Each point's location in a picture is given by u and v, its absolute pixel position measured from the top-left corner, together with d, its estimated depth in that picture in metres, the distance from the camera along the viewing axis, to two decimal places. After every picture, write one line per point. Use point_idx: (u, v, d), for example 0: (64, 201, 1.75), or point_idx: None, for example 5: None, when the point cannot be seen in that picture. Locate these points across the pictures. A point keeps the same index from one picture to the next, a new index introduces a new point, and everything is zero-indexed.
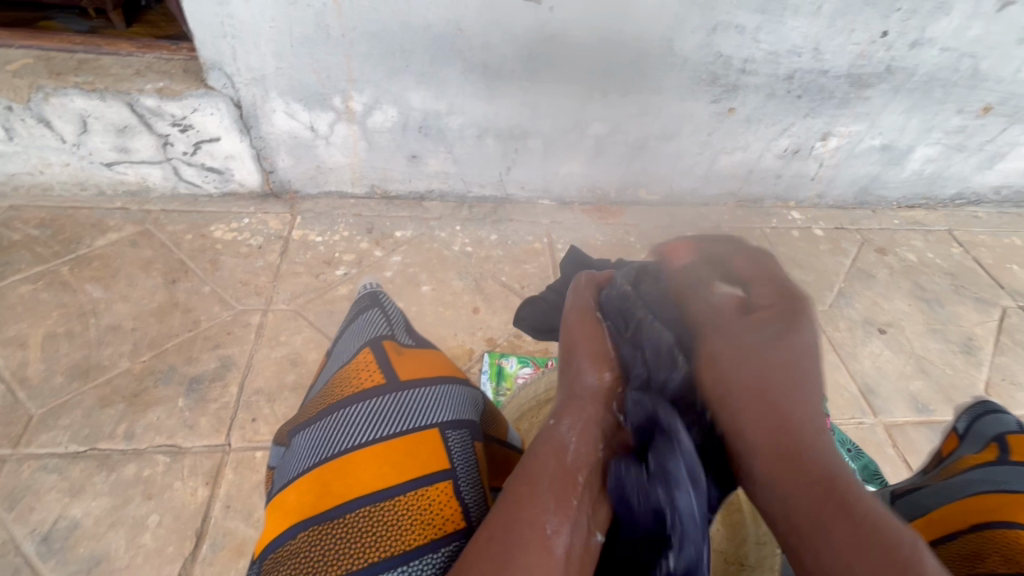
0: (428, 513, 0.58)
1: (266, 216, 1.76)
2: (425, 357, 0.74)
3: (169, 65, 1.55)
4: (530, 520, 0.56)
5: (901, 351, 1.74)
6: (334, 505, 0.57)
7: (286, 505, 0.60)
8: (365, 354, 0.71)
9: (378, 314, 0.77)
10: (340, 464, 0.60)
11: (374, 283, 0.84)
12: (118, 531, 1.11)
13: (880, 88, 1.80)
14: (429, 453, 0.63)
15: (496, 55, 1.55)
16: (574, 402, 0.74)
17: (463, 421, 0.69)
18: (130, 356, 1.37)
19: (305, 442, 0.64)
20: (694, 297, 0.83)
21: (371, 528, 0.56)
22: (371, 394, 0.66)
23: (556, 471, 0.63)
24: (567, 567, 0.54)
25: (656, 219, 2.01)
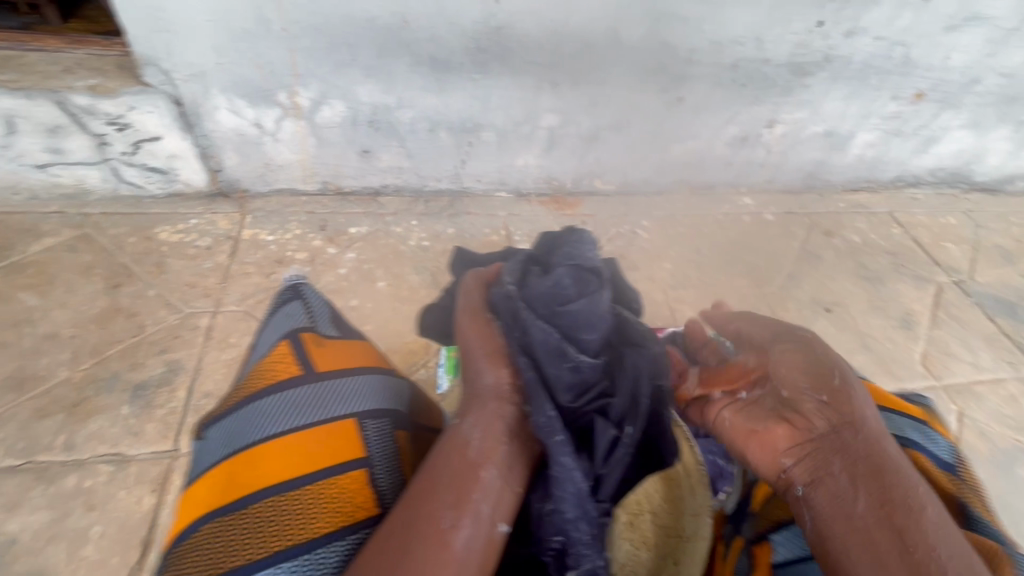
0: (340, 496, 0.65)
1: (214, 216, 1.71)
2: (345, 350, 0.82)
3: (101, 62, 1.49)
4: (427, 516, 0.61)
5: (845, 329, 1.82)
6: (249, 493, 0.64)
7: (207, 493, 0.67)
8: (284, 347, 0.78)
9: (298, 305, 0.85)
10: (255, 455, 0.67)
11: (298, 277, 0.91)
12: (58, 545, 1.07)
13: (820, 76, 1.86)
14: (344, 444, 0.69)
15: (444, 48, 1.54)
16: (476, 400, 0.75)
17: (379, 411, 0.76)
18: (69, 365, 1.32)
19: (225, 434, 0.71)
20: (578, 289, 0.75)
21: (280, 516, 0.62)
22: (289, 387, 0.73)
23: (461, 465, 0.67)
24: (461, 557, 0.59)
25: (613, 208, 2.04)
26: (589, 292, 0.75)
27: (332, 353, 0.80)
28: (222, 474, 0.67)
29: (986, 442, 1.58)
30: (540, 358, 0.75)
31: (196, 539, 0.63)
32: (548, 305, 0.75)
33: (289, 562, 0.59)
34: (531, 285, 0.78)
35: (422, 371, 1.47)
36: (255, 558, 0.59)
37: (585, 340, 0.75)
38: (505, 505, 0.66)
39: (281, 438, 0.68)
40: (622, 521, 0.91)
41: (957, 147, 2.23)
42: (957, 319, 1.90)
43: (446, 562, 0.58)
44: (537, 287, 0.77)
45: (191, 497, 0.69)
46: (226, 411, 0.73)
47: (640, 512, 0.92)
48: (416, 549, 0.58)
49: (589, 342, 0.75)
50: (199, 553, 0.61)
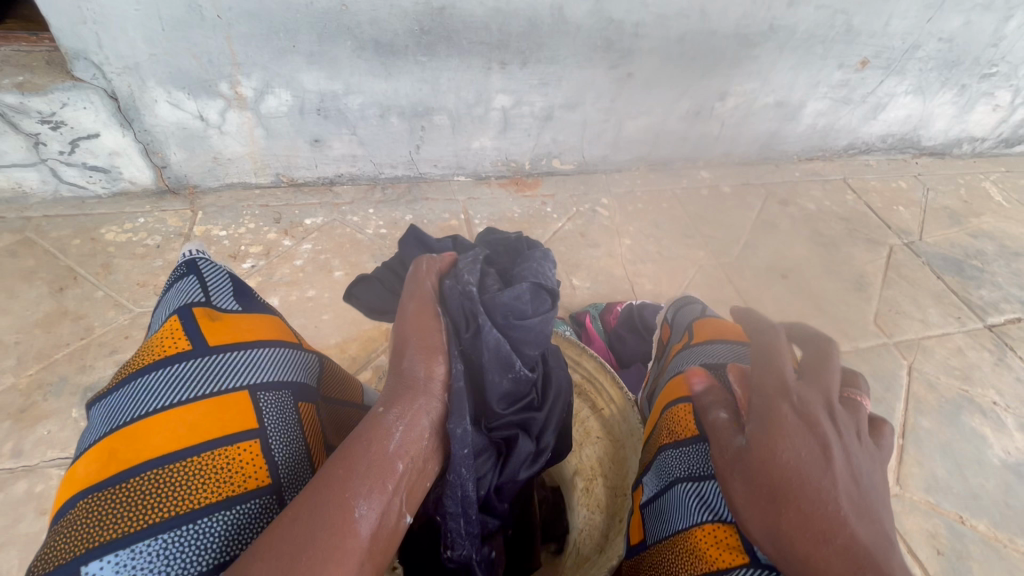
0: (224, 471, 0.61)
1: (163, 214, 1.67)
2: (244, 324, 0.79)
3: (30, 58, 1.44)
4: (338, 502, 0.53)
5: (801, 293, 1.86)
6: (118, 472, 0.58)
7: (78, 477, 0.61)
8: (174, 322, 0.74)
9: (193, 280, 0.80)
10: (131, 432, 0.61)
11: (198, 250, 0.86)
12: (9, 551, 1.05)
13: (767, 47, 1.88)
14: (235, 414, 0.66)
15: (387, 31, 1.52)
16: (404, 391, 0.67)
17: (278, 384, 0.74)
18: (14, 371, 1.28)
19: (105, 414, 0.66)
20: (536, 313, 0.82)
21: (158, 489, 0.57)
22: (175, 361, 0.69)
23: (380, 451, 0.59)
24: (370, 549, 0.53)
25: (572, 188, 2.05)
26: (543, 311, 0.83)
27: (228, 327, 0.76)
28: (98, 451, 0.62)
29: (935, 394, 1.64)
30: (485, 365, 0.78)
31: (66, 520, 0.58)
32: (506, 316, 0.79)
33: (167, 534, 0.54)
34: (491, 293, 0.81)
35: (383, 357, 1.47)
36: (126, 534, 0.54)
37: (528, 354, 0.83)
38: (415, 499, 0.62)
39: (165, 411, 0.63)
40: (580, 489, 0.94)
41: (904, 112, 2.29)
42: (908, 278, 1.96)
43: (347, 556, 0.51)
44: (500, 296, 0.79)
45: (65, 478, 0.63)
46: (108, 389, 0.69)
47: (594, 477, 0.94)
48: (317, 538, 0.50)
49: (530, 355, 0.83)
50: (67, 533, 0.56)
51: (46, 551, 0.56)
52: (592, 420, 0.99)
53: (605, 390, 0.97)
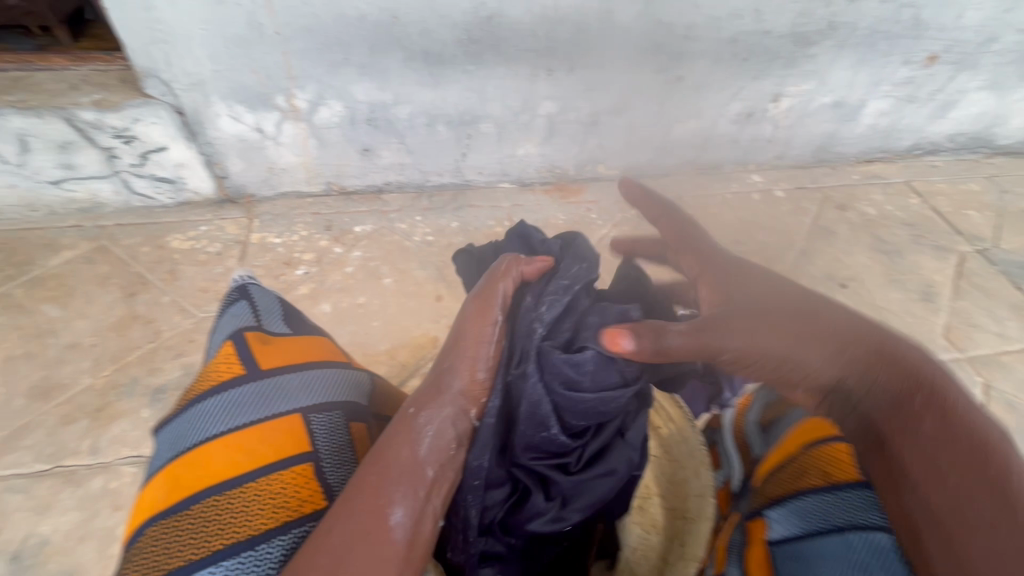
0: (280, 495, 0.63)
1: (223, 222, 1.75)
2: (294, 346, 0.81)
3: (106, 77, 1.53)
4: (373, 509, 0.57)
5: (862, 304, 1.76)
6: (183, 498, 0.62)
7: (148, 502, 0.65)
8: (228, 348, 0.77)
9: (245, 305, 0.84)
10: (193, 459, 0.65)
11: (247, 274, 0.91)
12: (88, 544, 1.12)
13: (826, 45, 1.80)
14: (287, 439, 0.68)
15: (436, 42, 1.53)
16: (434, 395, 0.73)
17: (328, 405, 0.75)
18: (91, 372, 1.37)
19: (168, 439, 0.70)
20: (586, 380, 0.79)
21: (219, 514, 0.60)
22: (230, 386, 0.72)
23: (409, 457, 0.64)
24: (405, 554, 0.56)
25: (618, 193, 2.02)
26: (603, 387, 0.79)
27: (278, 350, 0.79)
28: (164, 477, 0.65)
29: (1015, 414, 1.52)
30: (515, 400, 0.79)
31: (139, 545, 0.61)
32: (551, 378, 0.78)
33: (228, 561, 0.56)
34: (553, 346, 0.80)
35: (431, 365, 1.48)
36: (191, 561, 0.57)
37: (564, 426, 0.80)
38: (444, 504, 0.66)
39: (222, 437, 0.66)
40: (632, 506, 0.92)
41: (976, 110, 2.14)
42: (981, 288, 1.83)
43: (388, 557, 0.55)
44: (555, 356, 0.78)
45: (136, 504, 0.67)
46: (170, 416, 0.72)
47: (649, 495, 0.92)
48: (359, 541, 0.54)
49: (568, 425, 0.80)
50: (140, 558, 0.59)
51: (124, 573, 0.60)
52: (649, 438, 0.97)
53: (663, 408, 0.96)
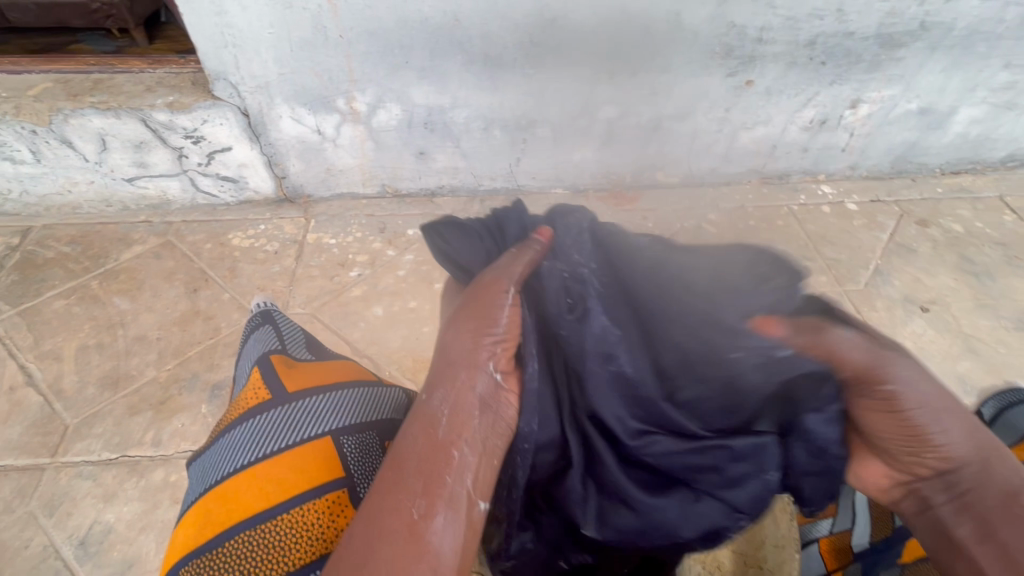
0: (315, 527, 0.63)
1: (281, 221, 1.79)
2: (319, 367, 0.81)
3: (178, 79, 1.58)
4: (391, 509, 0.52)
5: (946, 330, 1.61)
6: (216, 534, 0.63)
7: (183, 536, 0.66)
8: (256, 373, 0.78)
9: (269, 331, 0.86)
10: (224, 493, 0.66)
11: (265, 300, 0.94)
12: (148, 535, 1.15)
13: (915, 47, 1.66)
14: (318, 465, 0.68)
15: (497, 45, 1.50)
16: (448, 368, 0.62)
17: (360, 425, 0.73)
18: (156, 365, 1.42)
19: (200, 471, 0.71)
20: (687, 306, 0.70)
21: (256, 549, 0.62)
22: (258, 412, 0.72)
23: (429, 444, 0.56)
24: (439, 551, 0.50)
25: (676, 202, 1.94)
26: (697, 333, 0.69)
27: (303, 372, 0.78)
28: (198, 511, 0.67)
29: None
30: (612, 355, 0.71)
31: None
32: (674, 283, 0.71)
33: None
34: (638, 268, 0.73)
35: None
36: None
37: (748, 339, 0.66)
38: (485, 480, 0.57)
39: (251, 468, 0.67)
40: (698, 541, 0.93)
41: None
42: None
43: (418, 562, 0.49)
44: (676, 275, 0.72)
45: (172, 540, 0.68)
46: (202, 447, 0.73)
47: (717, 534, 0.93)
48: (383, 548, 0.49)
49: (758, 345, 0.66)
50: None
51: None
52: None
53: None
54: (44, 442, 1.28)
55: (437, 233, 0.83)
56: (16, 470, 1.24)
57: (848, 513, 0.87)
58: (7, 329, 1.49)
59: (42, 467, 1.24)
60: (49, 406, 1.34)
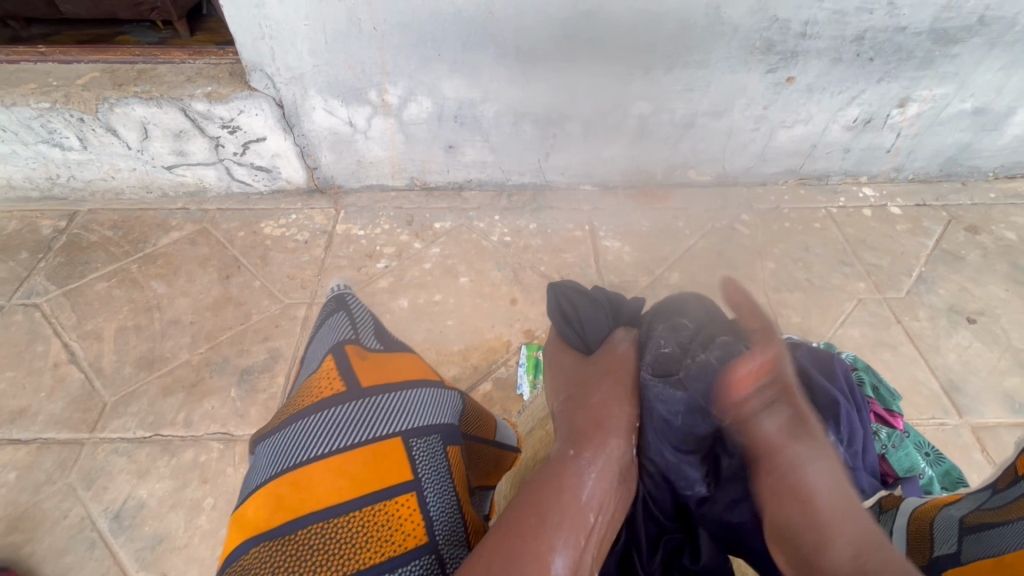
0: (386, 527, 0.61)
1: (311, 211, 1.82)
2: (390, 363, 0.80)
3: (217, 70, 1.61)
4: (539, 547, 0.57)
5: (994, 343, 1.53)
6: (286, 521, 0.60)
7: (245, 517, 0.63)
8: (330, 362, 0.77)
9: (343, 317, 0.84)
10: (296, 478, 0.63)
11: (343, 285, 0.92)
12: (178, 512, 1.19)
13: (972, 43, 1.56)
14: (392, 465, 0.66)
15: (530, 38, 1.48)
16: (589, 438, 0.72)
17: (427, 428, 0.73)
18: (189, 348, 1.46)
19: (267, 453, 0.69)
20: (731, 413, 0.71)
21: (327, 544, 0.58)
22: (333, 402, 0.71)
23: (572, 499, 0.63)
24: None
25: (708, 201, 1.89)
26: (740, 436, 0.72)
27: (375, 366, 0.78)
28: (265, 494, 0.63)
29: None
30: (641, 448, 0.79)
31: (239, 565, 0.59)
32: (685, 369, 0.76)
33: None
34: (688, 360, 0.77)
35: (503, 369, 1.46)
36: None
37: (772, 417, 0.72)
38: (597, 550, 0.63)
39: (326, 458, 0.65)
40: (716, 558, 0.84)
41: None
42: None
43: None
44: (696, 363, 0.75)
45: (232, 519, 0.65)
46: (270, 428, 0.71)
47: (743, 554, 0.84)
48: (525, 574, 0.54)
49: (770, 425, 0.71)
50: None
51: None
52: None
53: None
54: (84, 419, 1.33)
55: (558, 295, 0.93)
56: (57, 443, 1.29)
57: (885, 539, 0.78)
58: (52, 308, 1.56)
59: (81, 441, 1.30)
60: (89, 383, 1.40)
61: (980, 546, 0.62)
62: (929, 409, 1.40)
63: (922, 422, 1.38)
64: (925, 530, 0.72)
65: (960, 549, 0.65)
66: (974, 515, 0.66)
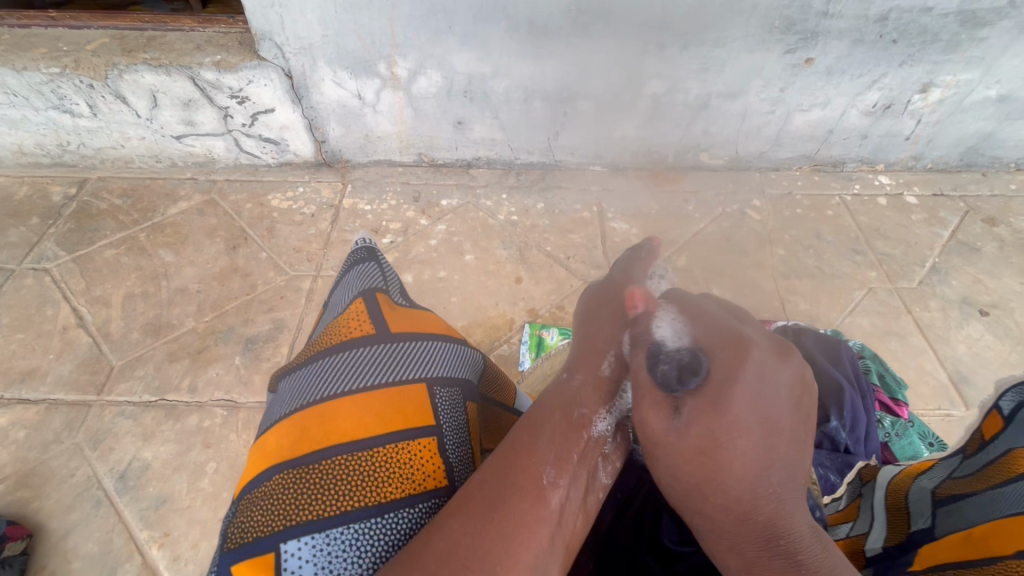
0: (407, 466, 0.61)
1: (319, 185, 1.81)
2: (416, 315, 0.80)
3: (226, 39, 1.59)
4: (527, 467, 0.50)
5: (1006, 336, 1.50)
6: (309, 451, 0.59)
7: (266, 447, 0.63)
8: (359, 305, 0.76)
9: (373, 266, 0.83)
10: (321, 410, 0.63)
11: (370, 236, 0.90)
12: (181, 475, 1.21)
13: (1002, 26, 1.51)
14: (415, 408, 0.66)
15: (544, 12, 1.45)
16: (594, 354, 0.63)
17: (449, 380, 0.73)
18: (195, 316, 1.47)
19: (292, 389, 0.69)
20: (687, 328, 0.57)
21: (349, 475, 0.58)
22: (361, 344, 0.71)
23: (567, 417, 0.55)
24: (559, 524, 0.48)
25: (718, 185, 1.86)
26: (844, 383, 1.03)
27: (403, 316, 0.77)
28: (290, 424, 0.63)
29: None
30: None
31: (260, 491, 0.59)
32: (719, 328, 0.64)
33: (359, 525, 0.56)
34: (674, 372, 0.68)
35: (505, 347, 1.46)
36: (320, 518, 0.55)
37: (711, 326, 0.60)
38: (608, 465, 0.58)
39: (353, 394, 0.65)
40: None
41: None
42: None
43: (541, 525, 0.46)
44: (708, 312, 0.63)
45: (253, 448, 0.65)
46: (297, 364, 0.71)
47: None
48: (514, 505, 0.46)
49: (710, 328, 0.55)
50: (261, 505, 0.57)
51: (240, 516, 0.58)
52: None
53: None
54: (91, 381, 1.36)
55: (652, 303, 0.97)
56: (65, 404, 1.32)
57: (869, 516, 0.74)
58: (61, 273, 1.57)
59: (89, 403, 1.32)
60: (96, 347, 1.41)
61: (952, 520, 0.59)
62: (934, 400, 1.38)
63: (928, 412, 1.36)
64: (902, 502, 0.70)
65: (934, 524, 0.62)
66: (945, 486, 0.65)
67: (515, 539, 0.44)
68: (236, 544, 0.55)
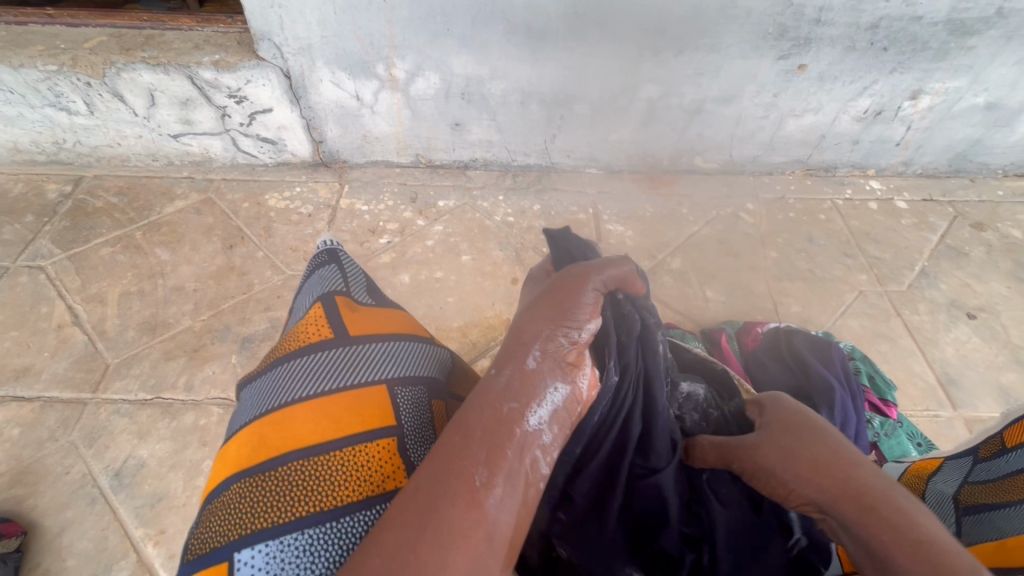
0: (365, 468, 0.62)
1: (316, 185, 1.82)
2: (378, 317, 0.81)
3: (225, 39, 1.60)
4: (459, 470, 0.49)
5: (993, 339, 1.53)
6: (267, 458, 0.61)
7: (229, 456, 0.65)
8: (318, 309, 0.77)
9: (334, 269, 0.84)
10: (278, 417, 0.64)
11: (334, 240, 0.91)
12: (177, 473, 1.22)
13: (990, 35, 1.54)
14: (374, 410, 0.66)
15: (541, 15, 1.46)
16: (517, 346, 0.58)
17: (412, 380, 0.73)
18: (191, 315, 1.47)
19: (254, 397, 0.70)
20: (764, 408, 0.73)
21: (303, 480, 0.59)
22: (320, 348, 0.72)
23: (498, 415, 0.53)
24: (496, 525, 0.48)
25: (713, 188, 1.89)
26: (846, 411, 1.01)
27: (364, 318, 0.79)
28: (249, 435, 0.64)
29: None
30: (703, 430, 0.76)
31: (222, 500, 0.60)
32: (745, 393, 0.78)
33: (314, 530, 0.57)
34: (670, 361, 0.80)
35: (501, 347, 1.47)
36: (277, 524, 0.57)
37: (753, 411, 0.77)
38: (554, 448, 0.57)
39: (309, 400, 0.65)
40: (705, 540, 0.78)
41: None
42: None
43: (477, 529, 0.47)
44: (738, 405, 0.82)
45: (218, 457, 0.66)
46: (258, 372, 0.73)
47: None
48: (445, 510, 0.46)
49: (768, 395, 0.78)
50: (223, 515, 0.59)
51: (205, 526, 0.60)
52: None
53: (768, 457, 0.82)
54: (87, 379, 1.35)
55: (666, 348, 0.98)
56: (59, 402, 1.31)
57: None
58: (57, 271, 1.57)
59: (84, 401, 1.32)
60: (91, 345, 1.41)
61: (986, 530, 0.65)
62: (923, 402, 1.40)
63: (916, 413, 1.38)
64: None
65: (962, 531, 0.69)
66: (968, 494, 0.72)
67: (450, 546, 0.44)
68: (201, 553, 0.57)
